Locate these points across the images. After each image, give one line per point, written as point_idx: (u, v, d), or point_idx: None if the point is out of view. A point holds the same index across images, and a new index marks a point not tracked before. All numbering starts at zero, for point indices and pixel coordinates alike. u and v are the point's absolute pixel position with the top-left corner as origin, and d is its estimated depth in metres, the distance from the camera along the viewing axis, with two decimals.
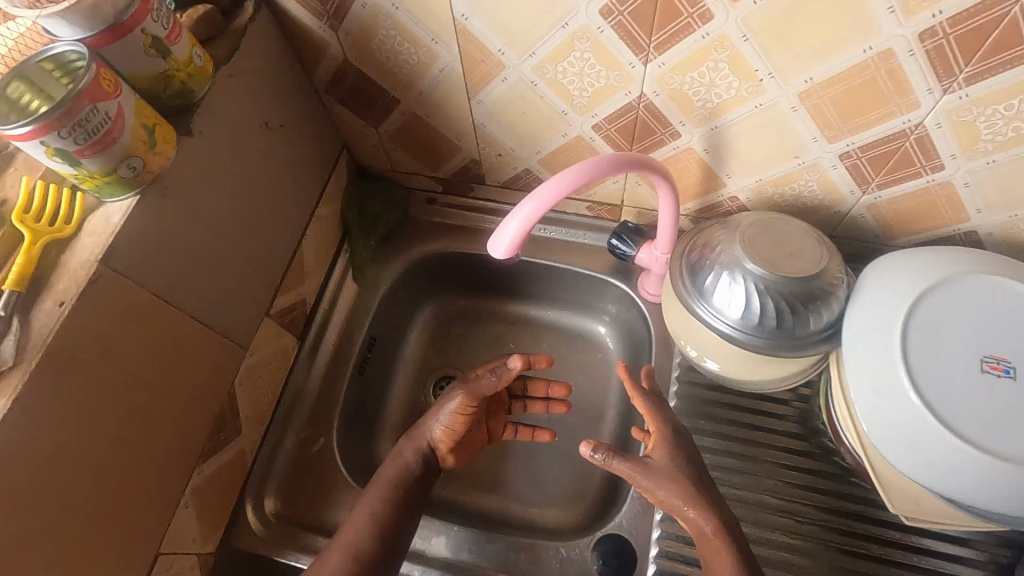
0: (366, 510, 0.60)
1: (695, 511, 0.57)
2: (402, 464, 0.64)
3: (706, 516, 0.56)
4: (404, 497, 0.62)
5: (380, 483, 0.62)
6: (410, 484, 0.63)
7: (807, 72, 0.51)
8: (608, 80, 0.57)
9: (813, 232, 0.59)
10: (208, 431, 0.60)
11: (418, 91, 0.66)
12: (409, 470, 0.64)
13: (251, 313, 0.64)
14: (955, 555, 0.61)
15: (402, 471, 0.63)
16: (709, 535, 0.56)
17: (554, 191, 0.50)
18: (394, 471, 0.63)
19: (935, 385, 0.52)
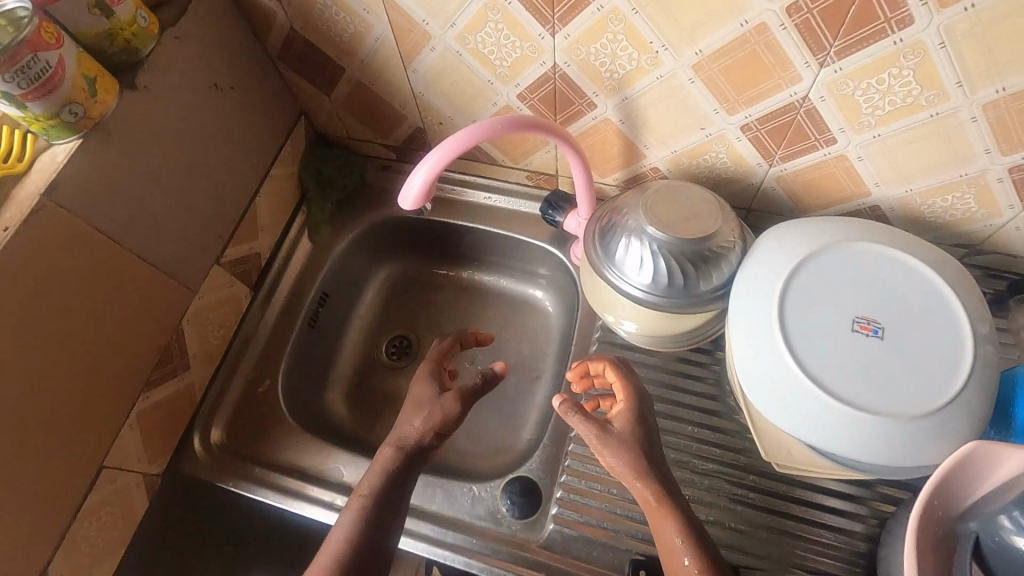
0: (349, 518, 0.59)
1: (642, 481, 0.58)
2: (386, 470, 0.62)
3: (653, 485, 0.58)
4: (389, 497, 0.61)
5: (364, 487, 0.61)
6: (393, 482, 0.61)
7: (696, 44, 0.54)
8: (523, 50, 0.61)
9: (711, 199, 0.63)
10: (153, 362, 0.66)
11: (360, 59, 0.71)
12: (391, 469, 0.62)
13: (200, 259, 0.70)
14: (841, 508, 0.64)
15: (384, 471, 0.62)
16: (653, 504, 0.58)
17: (452, 146, 0.55)
18: (378, 474, 0.62)
19: (808, 342, 0.55)
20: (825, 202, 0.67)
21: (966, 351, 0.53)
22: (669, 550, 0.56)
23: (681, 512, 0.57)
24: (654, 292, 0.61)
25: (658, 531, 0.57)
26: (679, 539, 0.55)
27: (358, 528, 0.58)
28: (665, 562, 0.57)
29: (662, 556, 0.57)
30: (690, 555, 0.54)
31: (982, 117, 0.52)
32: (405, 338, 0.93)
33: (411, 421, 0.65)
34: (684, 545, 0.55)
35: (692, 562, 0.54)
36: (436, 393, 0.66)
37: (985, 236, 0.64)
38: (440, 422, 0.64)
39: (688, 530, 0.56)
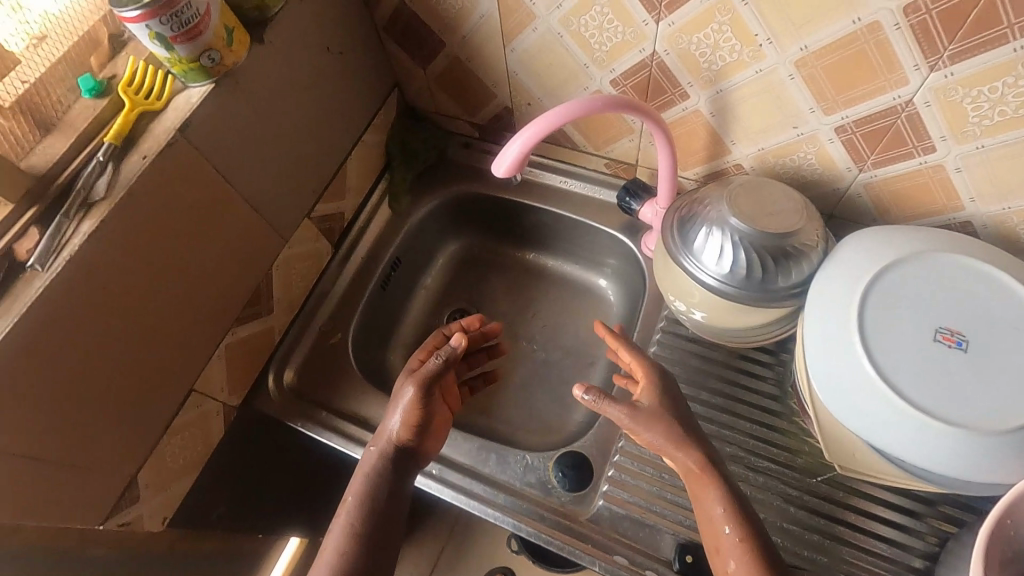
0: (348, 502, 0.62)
1: (682, 452, 0.60)
2: (371, 479, 0.63)
3: (694, 456, 0.60)
4: (381, 503, 0.62)
5: (353, 497, 0.63)
6: (383, 485, 0.63)
7: (802, 40, 0.55)
8: (625, 36, 0.63)
9: (798, 196, 0.63)
10: (244, 299, 0.71)
11: (462, 35, 0.74)
12: (379, 474, 0.64)
13: (295, 210, 0.75)
14: (899, 522, 0.63)
15: (371, 479, 0.63)
16: (695, 474, 0.59)
17: (547, 121, 0.57)
18: (366, 480, 0.63)
19: (887, 347, 0.55)
20: (913, 215, 0.66)
21: None
22: (709, 520, 0.57)
23: (721, 483, 0.58)
24: (730, 282, 0.62)
25: (698, 502, 0.59)
26: (719, 508, 0.57)
27: (356, 538, 0.60)
28: (704, 533, 0.58)
29: (703, 526, 0.59)
30: (731, 524, 0.56)
31: None
32: (467, 312, 0.96)
33: (389, 426, 0.66)
34: (724, 515, 0.57)
35: (732, 532, 0.56)
36: (417, 397, 0.66)
37: None
38: (413, 422, 0.66)
39: (729, 499, 0.57)
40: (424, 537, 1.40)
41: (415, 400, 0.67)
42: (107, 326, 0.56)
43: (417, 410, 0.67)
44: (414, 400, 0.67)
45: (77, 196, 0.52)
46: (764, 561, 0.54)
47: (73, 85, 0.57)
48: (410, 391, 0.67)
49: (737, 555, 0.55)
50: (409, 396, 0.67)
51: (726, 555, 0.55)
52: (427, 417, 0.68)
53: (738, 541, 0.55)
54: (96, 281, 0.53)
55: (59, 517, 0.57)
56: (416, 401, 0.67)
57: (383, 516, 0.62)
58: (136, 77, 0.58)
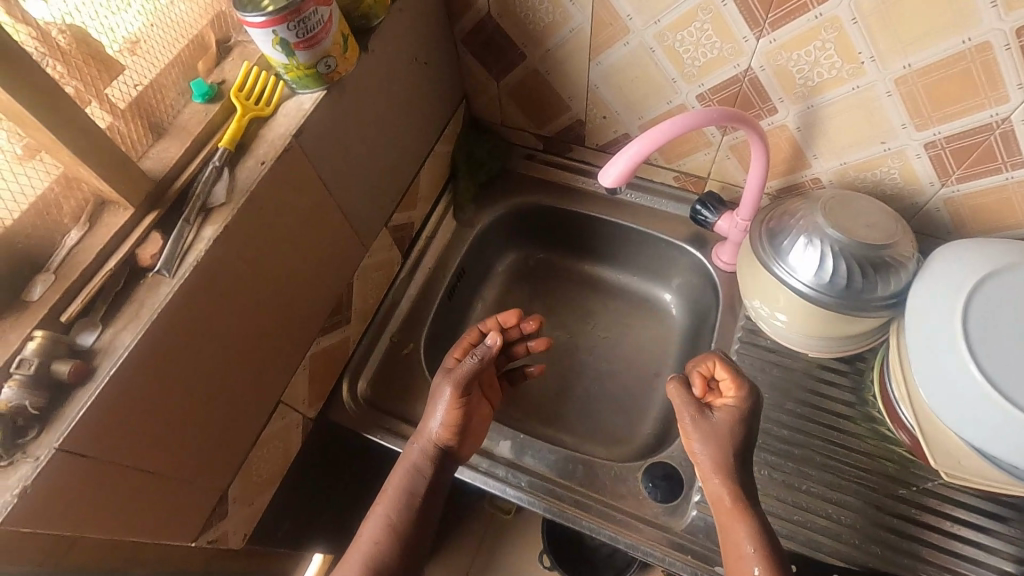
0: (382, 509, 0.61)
1: (719, 479, 0.60)
2: (403, 493, 0.62)
3: (729, 488, 0.59)
4: (414, 518, 0.61)
5: (390, 493, 0.62)
6: (422, 487, 0.62)
7: (907, 58, 0.57)
8: (720, 51, 0.65)
9: (890, 210, 0.65)
10: (330, 309, 0.70)
11: (545, 49, 0.75)
12: (420, 473, 0.63)
13: (377, 218, 0.74)
14: (989, 528, 0.64)
15: (410, 477, 0.63)
16: (727, 507, 0.59)
17: (655, 137, 0.58)
18: (407, 480, 0.63)
19: (994, 356, 0.56)
20: (991, 228, 0.69)
21: None
22: (737, 554, 0.57)
23: (756, 521, 0.57)
24: (826, 291, 0.64)
25: (728, 535, 0.58)
26: (748, 546, 0.56)
27: (389, 532, 0.60)
28: (728, 563, 0.58)
29: (729, 563, 0.58)
30: (758, 566, 0.55)
31: None
32: None
33: (429, 427, 0.65)
34: (752, 554, 0.56)
35: (760, 573, 0.55)
36: (456, 398, 0.64)
37: None
38: (453, 423, 0.65)
39: (761, 541, 0.56)
40: (453, 551, 1.38)
41: (452, 401, 0.65)
42: (217, 335, 0.54)
43: (454, 408, 0.65)
44: (453, 400, 0.65)
45: (197, 201, 0.52)
46: None
47: (184, 89, 0.56)
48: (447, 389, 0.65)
49: None
50: (447, 394, 0.65)
51: None
52: (467, 417, 0.66)
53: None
54: (213, 287, 0.52)
55: (160, 534, 0.55)
56: (454, 400, 0.65)
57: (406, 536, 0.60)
58: (248, 82, 0.57)
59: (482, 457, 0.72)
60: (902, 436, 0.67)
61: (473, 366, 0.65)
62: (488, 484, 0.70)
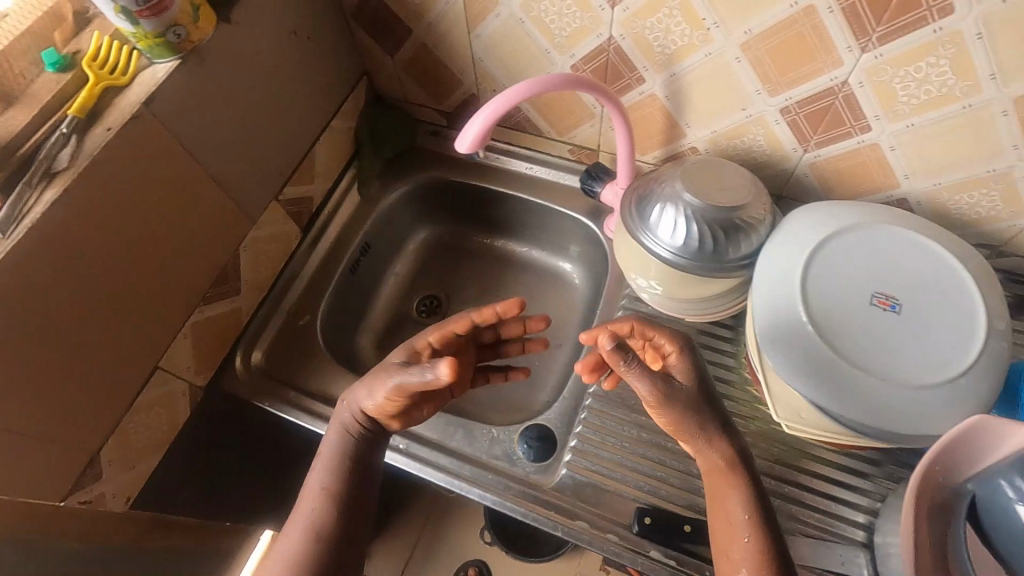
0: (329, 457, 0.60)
1: (712, 447, 0.57)
2: (332, 462, 0.60)
3: (723, 453, 0.57)
4: (354, 478, 0.59)
5: (329, 451, 0.61)
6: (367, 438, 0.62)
7: (746, 23, 0.59)
8: (582, 21, 0.66)
9: (747, 174, 0.66)
10: (210, 278, 0.71)
11: (427, 22, 0.76)
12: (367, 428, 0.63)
13: (262, 190, 0.75)
14: (844, 482, 0.66)
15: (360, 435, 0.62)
16: (720, 473, 0.57)
17: (507, 99, 0.59)
18: (356, 435, 0.62)
19: (827, 311, 0.59)
20: (855, 193, 0.71)
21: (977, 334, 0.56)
22: (729, 524, 0.54)
23: (754, 491, 0.55)
24: (682, 253, 0.65)
25: (716, 505, 0.56)
26: (744, 514, 0.54)
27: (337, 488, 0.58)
28: (717, 531, 0.56)
29: (714, 527, 0.56)
30: (750, 535, 0.53)
31: (1012, 112, 0.55)
32: (436, 297, 0.99)
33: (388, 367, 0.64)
34: (747, 523, 0.54)
35: (750, 543, 0.53)
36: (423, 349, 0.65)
37: (1007, 236, 0.68)
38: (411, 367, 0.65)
39: (754, 510, 0.54)
40: (396, 532, 1.40)
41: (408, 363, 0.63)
42: (68, 297, 0.56)
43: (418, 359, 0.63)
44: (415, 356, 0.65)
45: (39, 166, 0.53)
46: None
47: (36, 59, 0.57)
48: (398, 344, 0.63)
49: (751, 566, 0.52)
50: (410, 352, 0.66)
51: (737, 562, 0.53)
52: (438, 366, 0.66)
53: (756, 552, 0.52)
54: (57, 249, 0.54)
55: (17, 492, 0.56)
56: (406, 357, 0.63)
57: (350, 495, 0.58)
58: (102, 52, 0.58)
59: None
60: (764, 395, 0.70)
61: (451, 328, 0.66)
62: None
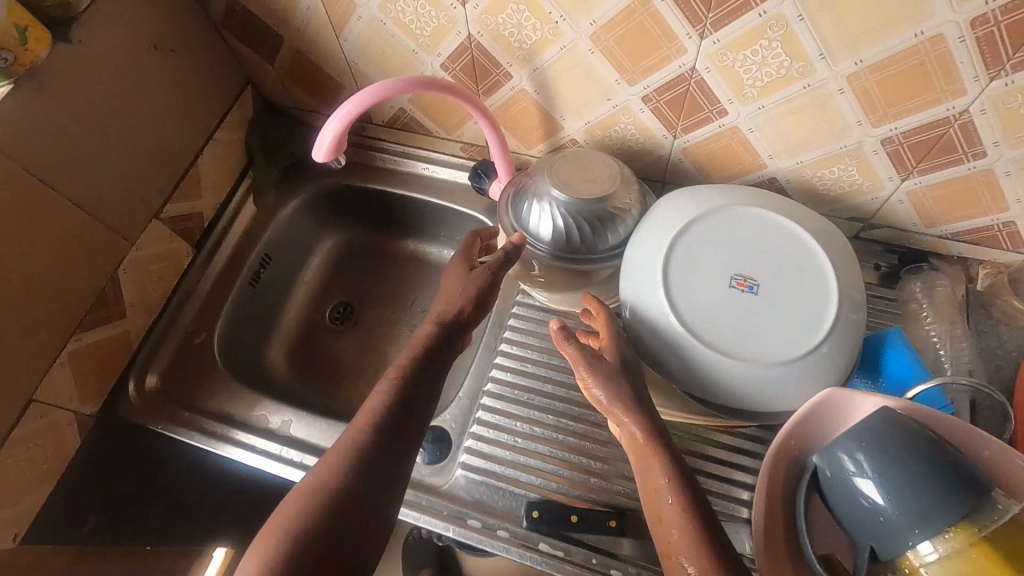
0: (371, 409, 0.53)
1: (631, 417, 0.56)
2: (369, 431, 0.51)
3: (643, 424, 0.56)
4: (387, 436, 0.52)
5: (369, 408, 0.54)
6: (404, 394, 0.55)
7: (590, 15, 0.59)
8: (440, 20, 0.66)
9: (613, 164, 0.67)
10: (88, 306, 0.69)
11: (296, 28, 0.75)
12: (400, 389, 0.55)
13: (139, 210, 0.74)
14: (735, 462, 0.67)
15: (396, 389, 0.55)
16: (642, 443, 0.55)
17: (366, 97, 0.58)
18: (392, 389, 0.55)
19: (688, 296, 0.59)
20: (729, 175, 0.72)
21: (830, 309, 0.57)
22: (654, 491, 0.53)
23: (670, 457, 0.54)
24: (552, 247, 0.66)
25: (643, 472, 0.55)
26: (664, 478, 0.52)
27: (363, 447, 0.50)
28: (648, 507, 0.54)
29: (646, 499, 0.54)
30: (673, 495, 0.51)
31: (848, 89, 0.56)
32: (348, 304, 0.98)
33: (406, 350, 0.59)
34: (668, 486, 0.52)
35: (675, 502, 0.51)
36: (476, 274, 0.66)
37: (874, 209, 0.69)
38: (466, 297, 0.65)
39: (676, 471, 0.53)
40: None
41: (413, 359, 0.58)
42: None
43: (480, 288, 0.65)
44: (429, 334, 0.61)
45: None
46: (712, 538, 0.48)
47: None
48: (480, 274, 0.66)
49: (680, 523, 0.50)
50: (430, 323, 0.63)
51: (669, 525, 0.51)
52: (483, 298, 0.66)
53: (677, 510, 0.51)
54: None
55: None
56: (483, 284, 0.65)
57: (377, 471, 0.50)
58: None
59: (266, 439, 0.75)
60: None
61: (501, 263, 0.65)
62: (271, 464, 0.73)
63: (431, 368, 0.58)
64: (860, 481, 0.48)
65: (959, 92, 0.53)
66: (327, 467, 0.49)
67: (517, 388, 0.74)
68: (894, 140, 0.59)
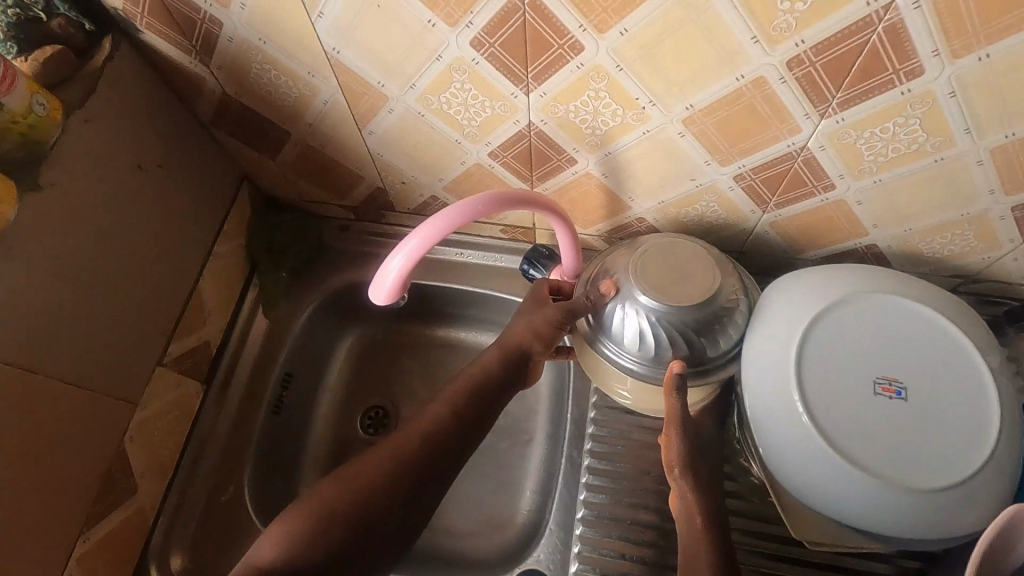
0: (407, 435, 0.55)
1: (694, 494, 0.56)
2: (393, 467, 0.53)
3: (703, 505, 0.55)
4: (411, 478, 0.53)
5: (406, 437, 0.55)
6: (442, 437, 0.55)
7: (687, 99, 0.49)
8: (494, 110, 0.55)
9: (707, 254, 0.59)
10: (95, 494, 0.57)
11: (307, 123, 0.63)
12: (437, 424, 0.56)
13: (139, 363, 0.61)
14: (869, 570, 0.61)
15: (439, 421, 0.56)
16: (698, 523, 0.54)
17: (437, 227, 0.49)
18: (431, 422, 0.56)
19: (830, 410, 0.52)
20: (823, 244, 0.64)
21: (991, 410, 0.51)
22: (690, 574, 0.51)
23: (720, 543, 0.52)
24: (655, 364, 0.58)
25: (689, 551, 0.53)
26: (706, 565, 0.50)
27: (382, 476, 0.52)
28: None
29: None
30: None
31: (988, 160, 0.49)
32: (382, 407, 0.83)
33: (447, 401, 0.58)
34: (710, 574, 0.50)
35: None
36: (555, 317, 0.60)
37: (981, 266, 0.63)
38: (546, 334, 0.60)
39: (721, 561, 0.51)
40: None
41: (457, 405, 0.57)
42: None
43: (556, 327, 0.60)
44: (477, 379, 0.59)
45: None
46: None
47: None
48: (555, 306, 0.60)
49: None
50: (491, 358, 0.60)
51: None
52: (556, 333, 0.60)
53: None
54: None
55: None
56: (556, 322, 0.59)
57: (401, 491, 0.52)
58: None
59: None
60: (755, 475, 0.63)
61: (583, 305, 0.60)
62: None
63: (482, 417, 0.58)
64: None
65: None
66: (344, 486, 0.52)
67: (616, 511, 0.66)
68: None
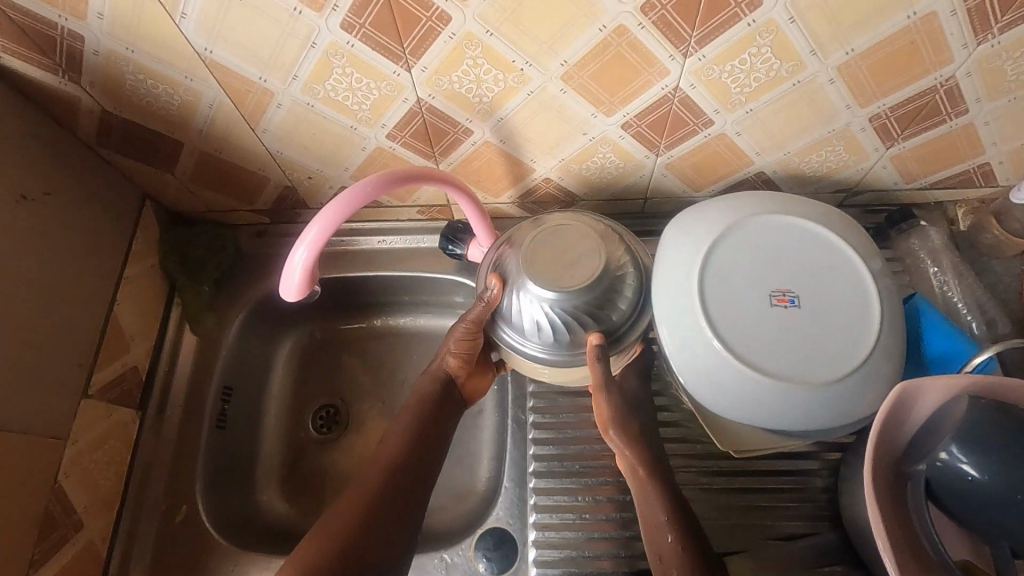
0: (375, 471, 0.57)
1: (630, 447, 0.58)
2: (369, 501, 0.55)
3: (642, 455, 0.58)
4: (385, 505, 0.55)
5: (376, 466, 0.58)
6: (400, 463, 0.58)
7: (560, 56, 0.52)
8: (380, 90, 0.56)
9: (591, 233, 0.61)
10: (36, 535, 0.56)
11: (198, 129, 0.62)
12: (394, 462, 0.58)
13: (60, 399, 0.59)
14: (795, 468, 0.66)
15: (401, 449, 0.59)
16: (641, 473, 0.57)
17: (333, 214, 0.50)
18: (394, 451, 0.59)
19: (735, 328, 0.56)
20: (716, 177, 0.68)
21: (872, 303, 0.56)
22: (653, 525, 0.55)
23: (666, 488, 0.56)
24: (556, 348, 0.60)
25: (644, 506, 0.56)
26: (662, 514, 0.54)
27: (363, 512, 0.54)
28: (647, 541, 0.55)
29: (645, 531, 0.56)
30: (672, 531, 0.53)
31: (838, 78, 0.54)
32: (331, 406, 0.83)
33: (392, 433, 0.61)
34: (667, 522, 0.54)
35: (674, 539, 0.53)
36: (463, 334, 0.63)
37: (858, 178, 0.69)
38: (461, 352, 0.64)
39: (672, 507, 0.54)
40: None
41: (409, 422, 0.61)
42: None
43: (468, 342, 0.63)
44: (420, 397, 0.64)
45: None
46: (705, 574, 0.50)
47: None
48: (462, 322, 0.63)
49: (678, 563, 0.51)
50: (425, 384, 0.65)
51: (669, 563, 0.52)
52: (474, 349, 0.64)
53: (678, 548, 0.52)
54: None
55: None
56: (468, 335, 0.63)
57: (382, 528, 0.54)
58: None
59: None
60: (684, 402, 0.68)
61: (482, 312, 0.61)
62: None
63: (436, 436, 0.62)
64: (959, 466, 0.45)
65: (947, 60, 0.52)
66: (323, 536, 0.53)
67: (564, 459, 0.69)
68: (882, 116, 0.58)
